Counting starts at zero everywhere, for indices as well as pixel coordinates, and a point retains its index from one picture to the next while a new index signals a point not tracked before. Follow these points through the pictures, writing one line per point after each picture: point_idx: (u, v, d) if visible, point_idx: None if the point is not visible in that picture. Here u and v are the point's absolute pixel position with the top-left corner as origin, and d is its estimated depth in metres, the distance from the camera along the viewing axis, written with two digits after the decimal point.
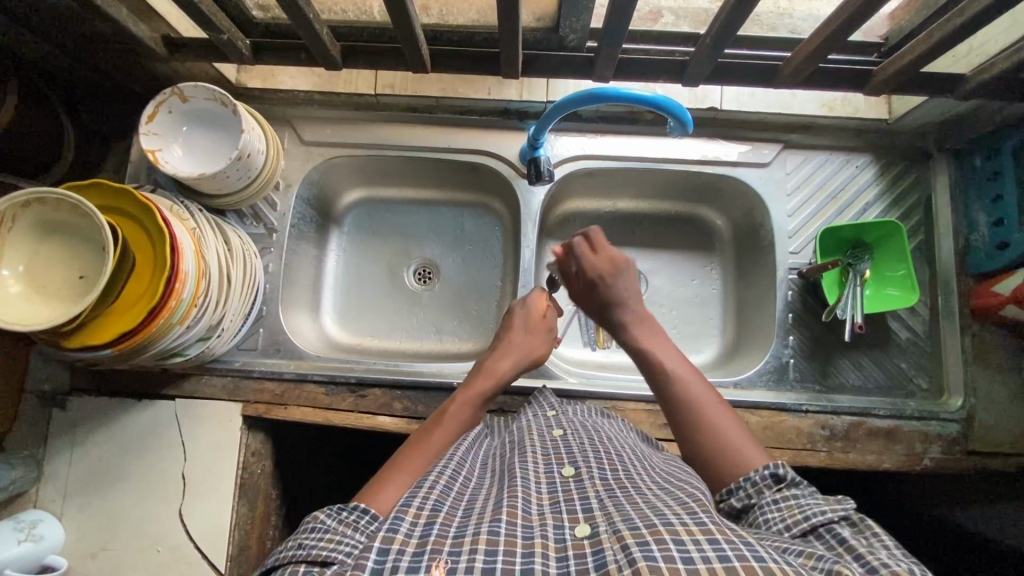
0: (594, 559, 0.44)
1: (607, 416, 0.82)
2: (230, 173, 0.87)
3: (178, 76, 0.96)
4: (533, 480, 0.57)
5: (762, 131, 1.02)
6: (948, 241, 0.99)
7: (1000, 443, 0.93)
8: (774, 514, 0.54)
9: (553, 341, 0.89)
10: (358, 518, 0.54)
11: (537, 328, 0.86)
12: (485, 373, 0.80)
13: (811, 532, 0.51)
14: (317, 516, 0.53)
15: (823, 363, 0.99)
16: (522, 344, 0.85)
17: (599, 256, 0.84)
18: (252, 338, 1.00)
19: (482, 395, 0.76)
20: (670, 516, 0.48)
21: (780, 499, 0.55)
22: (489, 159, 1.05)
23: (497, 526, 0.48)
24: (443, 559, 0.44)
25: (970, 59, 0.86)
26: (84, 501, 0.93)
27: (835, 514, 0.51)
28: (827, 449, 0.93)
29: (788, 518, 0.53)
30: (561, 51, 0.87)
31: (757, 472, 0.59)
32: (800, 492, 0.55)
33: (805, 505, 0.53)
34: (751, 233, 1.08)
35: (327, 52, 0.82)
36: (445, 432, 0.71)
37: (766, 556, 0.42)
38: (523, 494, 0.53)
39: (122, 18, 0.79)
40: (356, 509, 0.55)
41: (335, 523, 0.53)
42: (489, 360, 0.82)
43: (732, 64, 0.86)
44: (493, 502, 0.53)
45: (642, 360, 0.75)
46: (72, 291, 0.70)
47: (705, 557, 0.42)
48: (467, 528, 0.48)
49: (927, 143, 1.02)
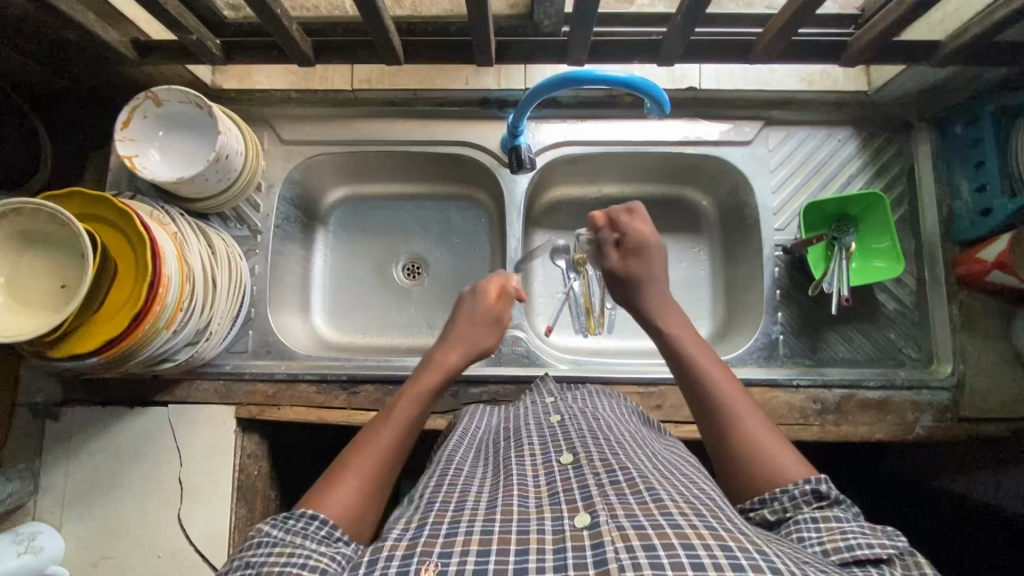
0: (595, 553, 0.44)
1: (611, 397, 0.83)
2: (208, 175, 0.86)
3: (153, 80, 0.96)
4: (530, 474, 0.57)
5: (742, 109, 1.02)
6: (932, 211, 0.99)
7: (991, 409, 0.94)
8: (811, 534, 0.53)
9: (502, 330, 0.87)
10: (306, 525, 0.54)
11: (483, 319, 0.85)
12: (433, 367, 0.77)
13: (849, 561, 0.50)
14: (262, 529, 0.54)
15: (813, 338, 0.99)
16: (468, 335, 0.83)
17: (641, 222, 0.84)
18: (242, 340, 1.00)
19: (432, 388, 0.74)
20: (675, 515, 0.48)
21: (820, 519, 0.54)
22: (470, 150, 1.04)
23: (491, 524, 0.48)
24: (433, 562, 0.44)
25: (947, 25, 0.85)
26: (83, 512, 0.93)
27: (882, 550, 0.50)
28: (819, 423, 0.94)
29: (825, 543, 0.52)
30: (536, 37, 0.86)
31: (797, 486, 0.57)
32: (843, 516, 0.54)
33: (848, 533, 0.52)
34: (737, 212, 1.08)
35: (298, 48, 0.82)
36: (396, 426, 0.68)
37: (782, 569, 0.42)
38: (521, 491, 0.54)
39: (88, 24, 0.78)
40: (303, 516, 0.55)
41: (283, 534, 0.53)
42: (436, 351, 0.80)
43: (707, 41, 0.86)
44: (488, 498, 0.54)
45: (672, 356, 0.73)
46: (52, 300, 0.70)
47: (715, 564, 0.42)
48: (460, 525, 0.49)
49: (907, 113, 1.02)
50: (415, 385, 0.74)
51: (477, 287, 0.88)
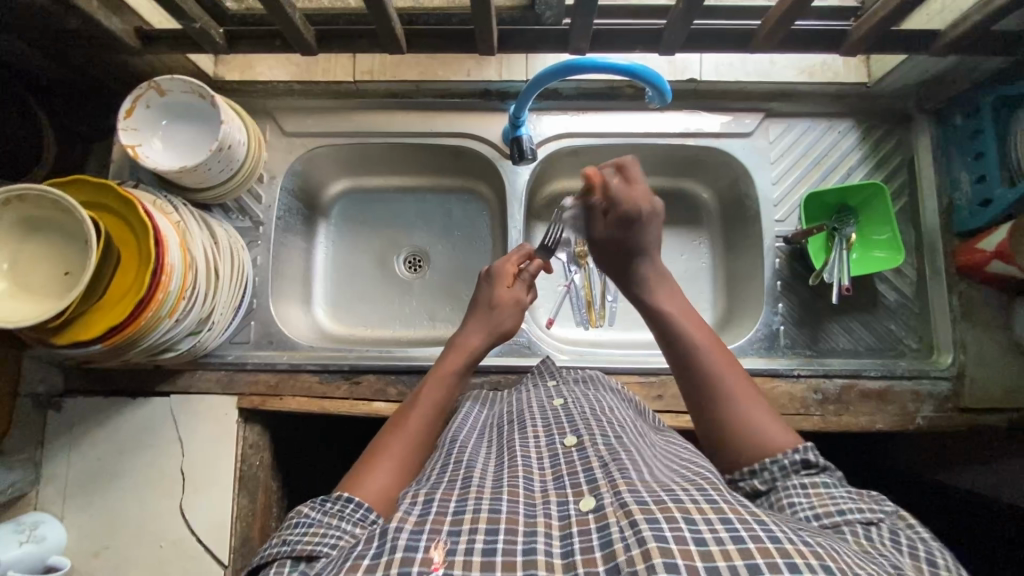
0: (600, 535, 0.44)
1: (615, 391, 0.80)
2: (210, 164, 0.86)
3: (156, 71, 0.96)
4: (534, 457, 0.58)
5: (742, 101, 1.02)
6: (932, 202, 0.99)
7: (990, 398, 0.94)
8: (801, 501, 0.53)
9: (522, 313, 0.84)
10: (344, 507, 0.54)
11: (501, 301, 0.83)
12: (455, 351, 0.78)
13: (841, 524, 0.50)
14: (302, 510, 0.54)
15: (813, 329, 0.99)
16: (487, 320, 0.82)
17: (633, 190, 0.75)
18: (244, 331, 1.00)
19: (455, 373, 0.75)
20: (678, 493, 0.48)
21: (808, 486, 0.54)
22: (470, 141, 1.05)
23: (499, 503, 0.48)
24: (441, 539, 0.45)
25: (945, 15, 0.86)
26: (84, 501, 0.93)
27: (873, 512, 0.50)
28: (820, 413, 0.94)
29: (817, 508, 0.52)
30: (537, 26, 0.86)
31: (787, 455, 0.57)
32: (832, 484, 0.54)
33: (836, 500, 0.52)
34: (737, 204, 1.08)
35: (301, 37, 0.82)
36: (423, 414, 0.68)
37: (782, 537, 0.42)
38: (525, 473, 0.54)
39: (93, 12, 0.79)
40: (341, 498, 0.55)
41: (320, 516, 0.53)
42: (457, 337, 0.80)
43: (708, 31, 0.86)
44: (494, 477, 0.54)
45: (660, 326, 0.71)
46: (57, 287, 0.70)
47: (718, 538, 0.42)
48: (467, 502, 0.49)
49: (907, 105, 1.02)
50: (438, 372, 0.74)
51: (492, 270, 0.85)
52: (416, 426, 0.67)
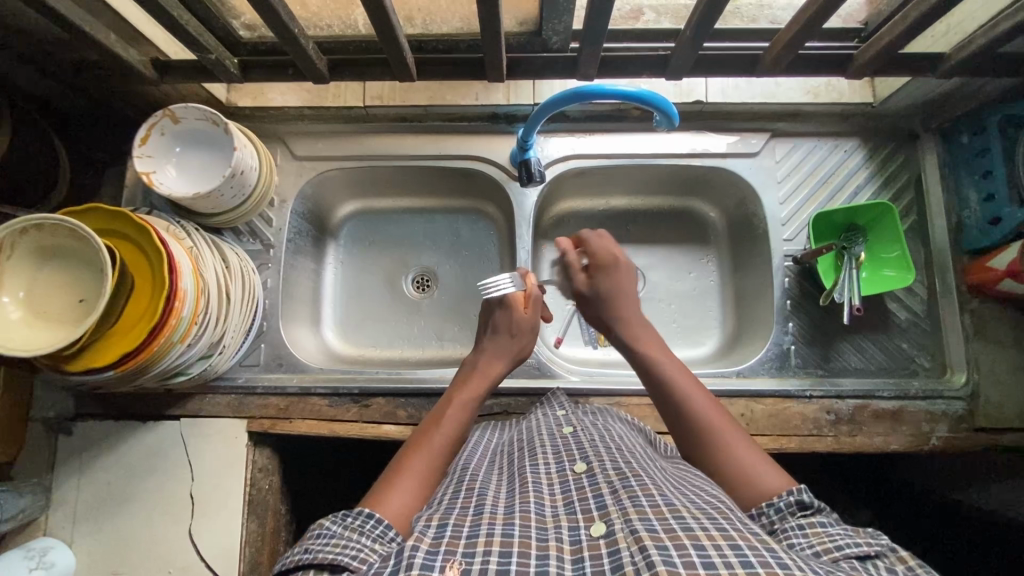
0: (610, 559, 0.44)
1: (619, 415, 0.81)
2: (224, 190, 0.88)
3: (170, 100, 0.98)
4: (546, 483, 0.57)
5: (748, 121, 1.03)
6: (940, 220, 1.00)
7: (1006, 418, 0.93)
8: (802, 540, 0.52)
9: (535, 335, 0.85)
10: (364, 522, 0.53)
11: (522, 328, 0.83)
12: (480, 375, 0.78)
13: (840, 560, 0.48)
14: (323, 523, 0.53)
15: (825, 348, 0.99)
16: (506, 346, 0.82)
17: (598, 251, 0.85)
18: (253, 354, 1.01)
19: (474, 398, 0.74)
20: (688, 519, 0.47)
21: (806, 526, 0.53)
22: (479, 163, 1.06)
23: (511, 528, 0.48)
24: (456, 560, 0.45)
25: (950, 38, 0.87)
26: (94, 526, 0.93)
27: (869, 547, 0.49)
28: (833, 434, 0.93)
29: (816, 545, 0.50)
30: (545, 53, 0.88)
31: (783, 497, 0.56)
32: (827, 521, 0.53)
33: (834, 535, 0.51)
34: (745, 223, 1.09)
35: (313, 65, 0.83)
36: (446, 437, 0.67)
37: (791, 564, 0.42)
38: (536, 498, 0.54)
39: (111, 44, 0.80)
40: (362, 513, 0.54)
41: (340, 528, 0.52)
42: (480, 360, 0.80)
43: (714, 56, 0.87)
44: (506, 504, 0.54)
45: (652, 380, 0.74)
46: (72, 315, 0.71)
47: (727, 562, 0.41)
48: (480, 528, 0.49)
49: (914, 125, 1.03)
50: (459, 393, 0.74)
51: (503, 295, 0.84)
52: (439, 447, 0.66)
